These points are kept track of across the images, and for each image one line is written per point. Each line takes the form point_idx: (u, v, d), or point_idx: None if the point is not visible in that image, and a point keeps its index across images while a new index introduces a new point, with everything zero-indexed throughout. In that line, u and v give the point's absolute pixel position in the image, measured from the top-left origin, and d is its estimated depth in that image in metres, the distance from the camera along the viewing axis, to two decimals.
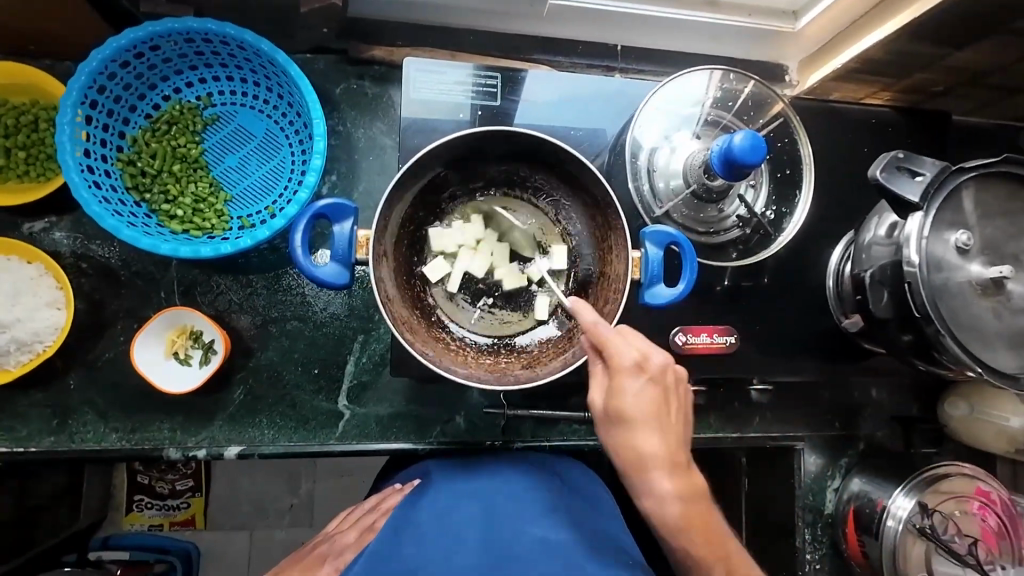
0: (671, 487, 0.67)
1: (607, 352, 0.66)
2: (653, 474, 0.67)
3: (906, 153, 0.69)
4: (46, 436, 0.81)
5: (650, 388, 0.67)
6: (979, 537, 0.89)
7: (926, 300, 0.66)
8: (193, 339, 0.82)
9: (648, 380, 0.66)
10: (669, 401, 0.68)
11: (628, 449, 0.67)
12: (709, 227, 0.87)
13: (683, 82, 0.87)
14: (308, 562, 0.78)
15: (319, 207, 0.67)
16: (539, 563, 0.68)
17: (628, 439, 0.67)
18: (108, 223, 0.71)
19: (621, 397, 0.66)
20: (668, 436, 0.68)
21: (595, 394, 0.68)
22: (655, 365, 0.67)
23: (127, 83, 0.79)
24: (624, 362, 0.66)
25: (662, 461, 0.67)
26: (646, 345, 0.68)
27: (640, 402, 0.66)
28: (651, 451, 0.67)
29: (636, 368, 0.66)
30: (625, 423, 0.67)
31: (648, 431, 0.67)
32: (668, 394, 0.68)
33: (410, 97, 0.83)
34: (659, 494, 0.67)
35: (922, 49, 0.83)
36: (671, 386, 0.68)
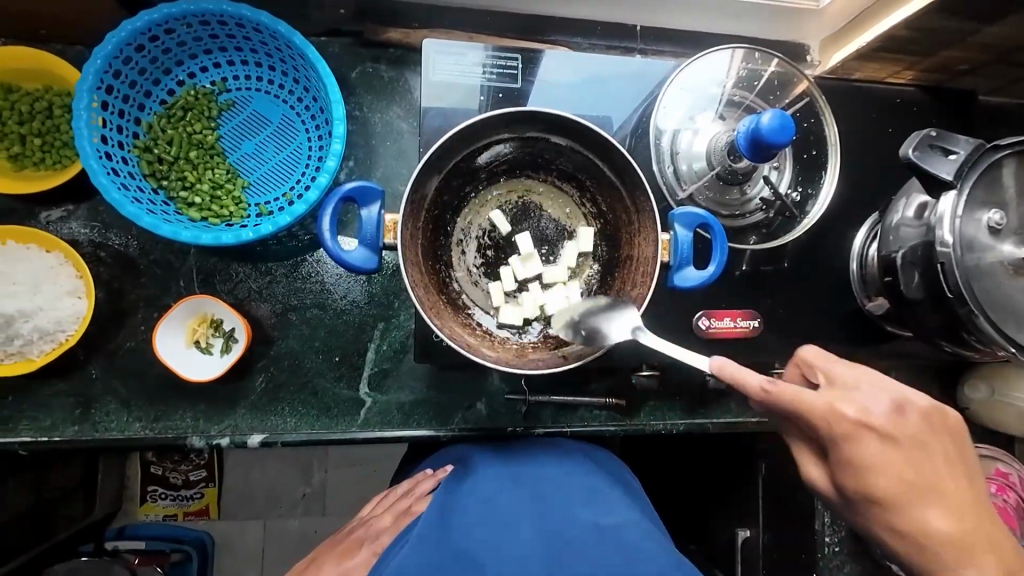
0: (941, 526, 0.58)
1: (807, 413, 0.58)
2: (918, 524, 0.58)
3: (940, 131, 0.67)
4: (69, 426, 0.80)
5: (899, 448, 0.58)
6: (1003, 517, 0.89)
7: (959, 281, 0.66)
8: (214, 327, 0.82)
9: (881, 440, 0.57)
10: (926, 449, 0.59)
11: (880, 515, 0.59)
12: (733, 210, 0.86)
13: (706, 63, 0.85)
14: (345, 548, 0.79)
15: (347, 190, 0.66)
16: (595, 546, 0.69)
17: (894, 524, 0.59)
18: (128, 210, 0.71)
19: (848, 466, 0.59)
20: (948, 502, 0.59)
21: (813, 469, 0.64)
22: (880, 416, 0.58)
23: (142, 67, 0.78)
24: (837, 426, 0.58)
25: (951, 541, 0.58)
26: (870, 398, 0.59)
27: (885, 466, 0.58)
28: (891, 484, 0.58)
29: (860, 428, 0.58)
30: (875, 505, 0.59)
31: (929, 502, 0.59)
32: (925, 442, 0.59)
33: (428, 80, 0.81)
34: (938, 544, 0.58)
35: (952, 26, 0.81)
36: (918, 425, 0.59)
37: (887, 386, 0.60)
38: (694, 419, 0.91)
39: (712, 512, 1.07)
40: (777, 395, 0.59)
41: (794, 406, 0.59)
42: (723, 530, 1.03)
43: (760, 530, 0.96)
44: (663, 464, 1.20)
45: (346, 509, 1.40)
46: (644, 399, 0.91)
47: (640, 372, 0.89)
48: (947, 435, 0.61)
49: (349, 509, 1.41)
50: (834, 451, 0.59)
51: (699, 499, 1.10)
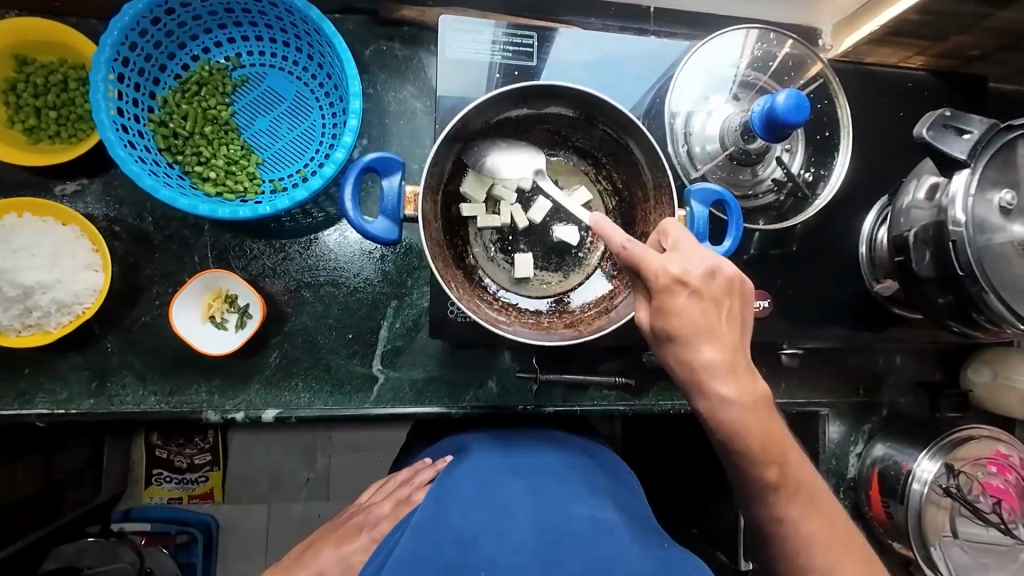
0: (741, 404, 0.62)
1: (654, 269, 0.61)
2: (719, 413, 0.62)
3: (954, 111, 0.68)
4: (86, 399, 0.81)
5: (705, 306, 0.61)
6: (1003, 496, 0.91)
7: (971, 260, 0.67)
8: (229, 303, 0.83)
9: (693, 297, 0.60)
10: (722, 310, 0.62)
11: (676, 355, 0.62)
12: (746, 190, 0.87)
13: (721, 43, 0.86)
14: (344, 533, 0.80)
15: (368, 161, 0.67)
16: (590, 540, 0.64)
17: (713, 407, 0.62)
18: (145, 182, 0.71)
19: (666, 317, 0.61)
20: (727, 346, 0.62)
21: (641, 312, 0.65)
22: (698, 277, 0.61)
23: (158, 41, 0.78)
24: (669, 273, 0.60)
25: (745, 411, 0.62)
26: (711, 255, 0.62)
27: (692, 317, 0.61)
28: (701, 349, 0.61)
29: (677, 283, 0.60)
30: (693, 367, 0.62)
31: (707, 340, 0.61)
32: (721, 303, 0.62)
33: (444, 57, 0.82)
34: (729, 418, 0.61)
35: (966, 9, 0.81)
36: (721, 291, 0.62)
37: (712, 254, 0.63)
38: None
39: (712, 496, 1.09)
40: (637, 253, 0.60)
41: (637, 263, 0.61)
42: (724, 512, 1.04)
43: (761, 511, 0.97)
44: (665, 449, 1.21)
45: (349, 492, 1.42)
46: (654, 378, 0.92)
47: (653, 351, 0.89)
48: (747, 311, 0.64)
49: (352, 494, 1.43)
50: (655, 299, 0.61)
51: (699, 482, 1.12)
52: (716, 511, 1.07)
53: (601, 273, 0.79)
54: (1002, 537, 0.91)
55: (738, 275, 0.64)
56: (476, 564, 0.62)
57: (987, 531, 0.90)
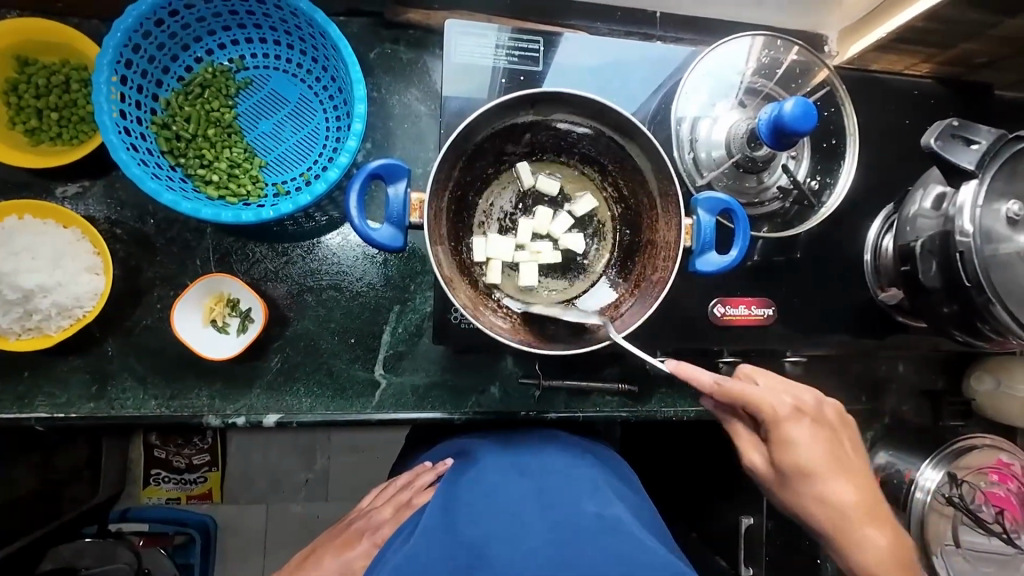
0: (854, 497, 0.71)
1: (760, 404, 0.70)
2: (841, 506, 0.70)
3: (962, 121, 0.68)
4: (86, 403, 0.80)
5: (823, 430, 0.71)
6: (1005, 505, 0.91)
7: (978, 270, 0.67)
8: (230, 307, 0.82)
9: (810, 424, 0.70)
10: (841, 439, 0.73)
11: (818, 498, 0.70)
12: (751, 197, 0.86)
13: (728, 50, 0.85)
14: (346, 539, 0.79)
15: (374, 168, 0.66)
16: (602, 539, 0.64)
17: (822, 497, 0.71)
18: (148, 186, 0.70)
19: (781, 460, 0.71)
20: (860, 485, 0.72)
21: (754, 456, 0.73)
22: (812, 406, 0.73)
23: (161, 42, 0.78)
24: (781, 411, 0.70)
25: (857, 507, 0.70)
26: (796, 390, 0.73)
27: (816, 447, 0.70)
28: (836, 487, 0.70)
29: (798, 412, 0.71)
30: (807, 478, 0.70)
31: (840, 482, 0.71)
32: (839, 432, 0.73)
33: (449, 61, 0.81)
34: (841, 505, 0.70)
35: (973, 17, 0.81)
36: (835, 421, 0.74)
37: (801, 386, 0.75)
38: (705, 406, 0.92)
39: (712, 501, 1.08)
40: (730, 388, 0.70)
41: (738, 397, 0.71)
42: (725, 517, 1.04)
43: (762, 518, 0.97)
44: (666, 454, 1.20)
45: (348, 494, 1.41)
46: (656, 384, 0.91)
47: (654, 358, 0.90)
48: (852, 434, 0.76)
49: (351, 495, 1.42)
50: (773, 430, 0.70)
51: (700, 488, 1.12)
52: (717, 516, 1.06)
53: (606, 280, 0.79)
54: (1004, 546, 0.91)
55: (840, 406, 0.76)
56: (486, 568, 0.61)
57: (989, 540, 0.90)
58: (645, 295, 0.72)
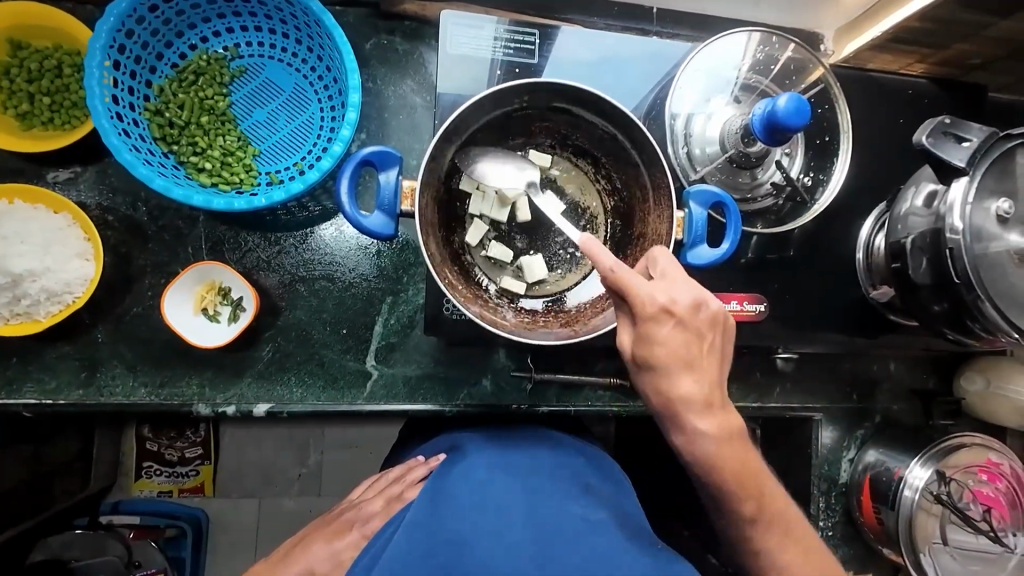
0: (697, 394, 0.64)
1: (633, 296, 0.61)
2: (682, 406, 0.64)
3: (954, 119, 0.68)
4: (75, 390, 0.80)
5: (683, 332, 0.62)
6: (993, 504, 0.91)
7: (967, 267, 0.67)
8: (222, 295, 0.82)
9: (678, 325, 0.62)
10: (703, 343, 0.64)
11: (656, 387, 0.64)
12: (745, 193, 0.86)
13: (724, 45, 0.85)
14: (335, 529, 0.79)
15: (365, 155, 0.66)
16: (585, 541, 0.64)
17: (666, 388, 0.64)
18: (139, 170, 0.70)
19: (644, 346, 0.63)
20: (703, 377, 0.64)
21: (619, 340, 0.66)
22: (685, 307, 0.62)
23: (155, 28, 0.77)
24: (648, 306, 0.61)
25: (697, 405, 0.64)
26: (692, 291, 0.63)
27: (671, 346, 0.62)
28: (678, 381, 0.63)
29: (663, 313, 0.61)
30: (652, 371, 0.64)
31: (684, 375, 0.63)
32: (702, 336, 0.63)
33: (444, 52, 0.81)
34: (683, 401, 0.63)
35: (968, 17, 0.81)
36: (704, 324, 0.63)
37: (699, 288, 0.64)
38: None
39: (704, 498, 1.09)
40: (622, 278, 0.61)
41: (622, 287, 0.62)
42: None
43: None
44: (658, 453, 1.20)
45: (341, 489, 1.41)
46: None
47: None
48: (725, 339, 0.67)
49: (344, 491, 1.42)
50: (638, 325, 0.62)
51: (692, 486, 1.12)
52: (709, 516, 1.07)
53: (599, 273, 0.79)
54: (992, 545, 0.92)
55: (722, 308, 0.66)
56: (469, 565, 0.61)
57: (976, 538, 0.91)
58: None
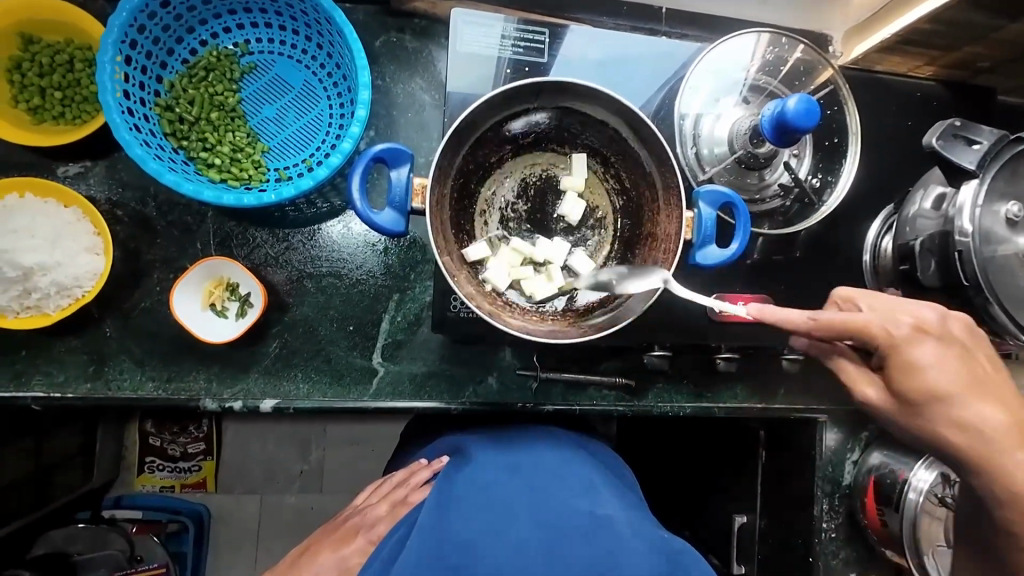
0: (1001, 416, 0.61)
1: (866, 331, 0.61)
2: (966, 409, 0.61)
3: (964, 122, 0.70)
4: (82, 383, 0.80)
5: (953, 351, 0.61)
6: None
7: (975, 269, 0.67)
8: (230, 291, 0.82)
9: (938, 343, 0.60)
10: (971, 354, 0.63)
11: (951, 418, 0.61)
12: (752, 194, 0.86)
13: (734, 45, 0.85)
14: (342, 535, 0.79)
15: (376, 151, 0.66)
16: (591, 540, 0.64)
17: (952, 417, 0.61)
18: (150, 166, 0.70)
19: (919, 375, 0.60)
20: (1006, 402, 0.62)
21: (870, 389, 0.65)
22: (935, 323, 0.62)
23: (166, 24, 0.78)
24: (897, 333, 0.60)
25: (1004, 431, 0.61)
26: (913, 308, 0.63)
27: (941, 370, 0.60)
28: (972, 406, 0.61)
29: (918, 333, 0.61)
30: (941, 401, 0.61)
31: (967, 400, 0.61)
32: (967, 347, 0.62)
33: (454, 51, 0.81)
34: (972, 421, 0.60)
35: (979, 20, 0.81)
36: (962, 335, 0.63)
37: (919, 302, 0.64)
38: (701, 402, 0.93)
39: (709, 500, 1.12)
40: (827, 322, 0.61)
41: (849, 329, 0.61)
42: (719, 515, 1.09)
43: (756, 517, 1.02)
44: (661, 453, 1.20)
45: (344, 487, 1.41)
46: (653, 380, 0.92)
47: (652, 352, 0.90)
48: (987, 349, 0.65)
49: (346, 488, 1.42)
50: (891, 356, 0.61)
51: None
52: (711, 517, 1.10)
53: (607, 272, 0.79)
54: None
55: (969, 320, 0.66)
56: (478, 565, 0.63)
57: None
58: (643, 287, 0.72)
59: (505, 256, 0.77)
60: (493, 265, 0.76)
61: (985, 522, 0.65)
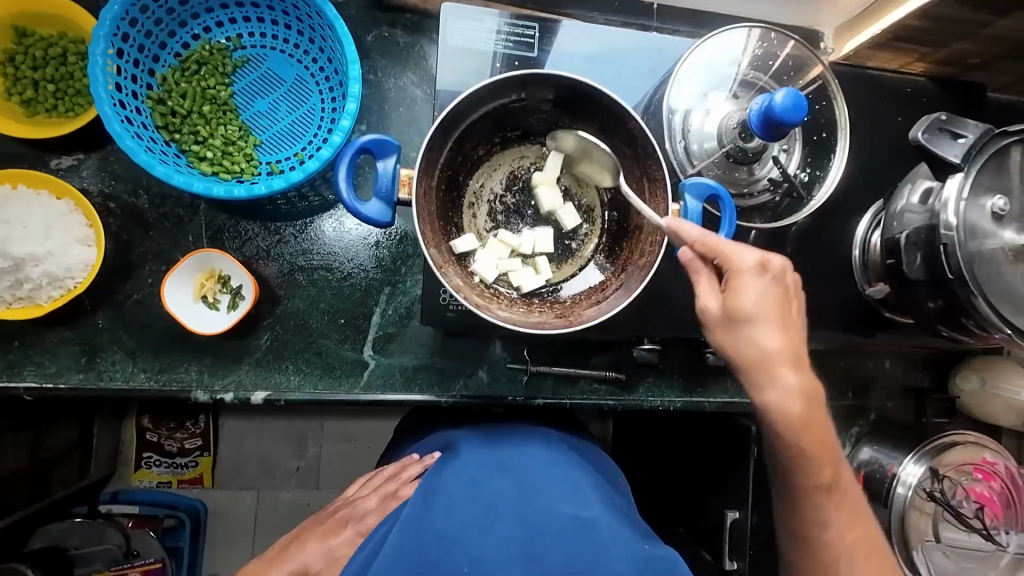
0: (780, 345, 0.65)
1: (730, 258, 0.65)
2: (755, 337, 0.65)
3: (949, 116, 0.70)
4: (75, 374, 0.81)
5: (777, 286, 0.65)
6: (987, 502, 0.92)
7: (961, 264, 0.67)
8: (221, 283, 0.83)
9: (772, 280, 0.64)
10: (789, 300, 0.66)
11: (745, 336, 0.65)
12: (742, 188, 0.87)
13: (723, 41, 0.86)
14: (330, 526, 0.79)
15: (364, 142, 0.67)
16: (573, 542, 0.65)
17: (753, 338, 0.65)
18: (141, 158, 0.70)
19: (743, 296, 0.64)
20: (789, 335, 0.66)
21: (708, 300, 0.66)
22: (773, 264, 0.66)
23: (158, 18, 0.78)
24: (746, 262, 0.64)
25: (784, 358, 0.65)
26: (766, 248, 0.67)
27: (767, 298, 0.64)
28: (755, 330, 0.65)
29: (758, 267, 0.64)
30: (748, 321, 0.65)
31: (771, 328, 0.65)
32: (790, 292, 0.66)
33: (445, 45, 0.82)
34: (772, 348, 0.65)
35: (968, 17, 0.81)
36: (780, 276, 0.65)
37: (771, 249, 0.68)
38: (693, 397, 0.93)
39: (703, 497, 1.07)
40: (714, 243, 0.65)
41: (716, 250, 0.65)
42: (711, 512, 1.04)
43: (748, 512, 0.96)
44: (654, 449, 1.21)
45: (339, 482, 1.42)
46: (644, 373, 0.92)
47: (642, 346, 0.90)
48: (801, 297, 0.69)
49: (342, 483, 1.43)
50: (732, 278, 0.64)
51: (687, 484, 1.12)
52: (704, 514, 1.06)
53: (595, 264, 0.80)
54: (984, 543, 0.92)
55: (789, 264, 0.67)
56: (458, 562, 0.62)
57: (969, 536, 0.92)
58: (630, 279, 0.72)
59: (494, 247, 0.78)
60: (482, 254, 0.77)
61: (799, 482, 0.70)
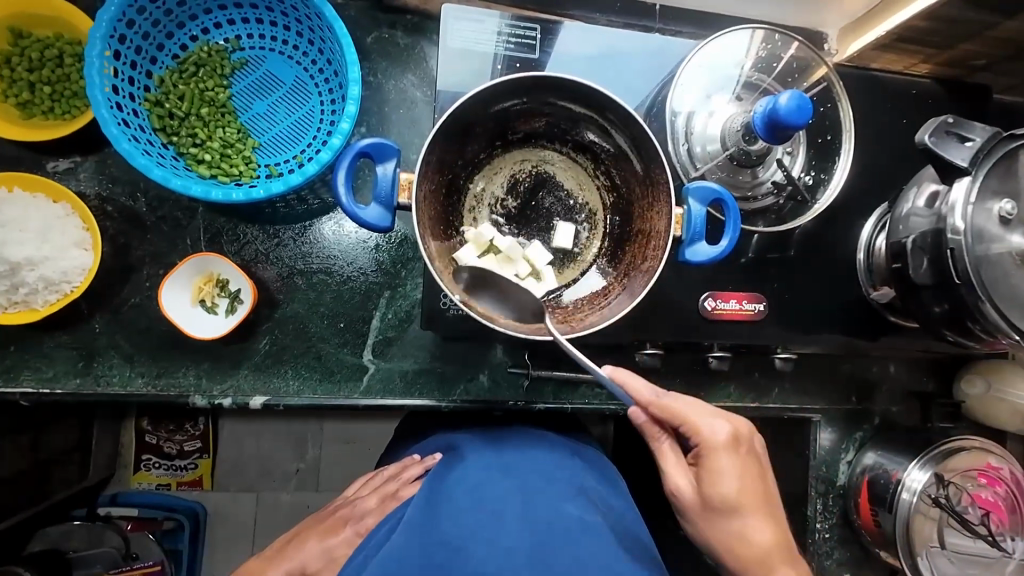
0: (766, 533, 0.71)
1: (696, 431, 0.70)
2: (742, 523, 0.71)
3: (957, 118, 0.68)
4: (71, 378, 0.80)
5: (745, 458, 0.71)
6: (992, 508, 0.91)
7: (968, 268, 0.66)
8: (220, 287, 0.82)
9: (741, 454, 0.70)
10: (763, 477, 0.73)
11: (727, 525, 0.71)
12: (745, 191, 0.86)
13: (726, 43, 0.85)
14: (330, 525, 0.79)
15: (363, 146, 0.66)
16: (578, 545, 0.64)
17: (740, 530, 0.71)
18: (138, 160, 0.70)
19: (717, 484, 0.70)
20: (772, 521, 0.72)
21: (680, 480, 0.72)
22: (740, 438, 0.72)
23: (156, 19, 0.77)
24: (716, 438, 0.70)
25: (775, 548, 0.71)
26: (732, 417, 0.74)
27: (741, 480, 0.70)
28: (742, 519, 0.71)
29: (727, 445, 0.70)
30: (729, 513, 0.71)
31: (750, 515, 0.71)
32: (756, 460, 0.72)
33: (445, 46, 0.81)
34: (756, 533, 0.71)
35: (974, 18, 0.81)
36: (745, 453, 0.71)
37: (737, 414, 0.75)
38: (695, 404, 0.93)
39: None
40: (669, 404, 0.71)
41: (677, 416, 0.71)
42: None
43: None
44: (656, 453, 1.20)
45: (339, 485, 1.41)
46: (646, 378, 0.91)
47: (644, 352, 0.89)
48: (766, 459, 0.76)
49: (341, 486, 1.42)
50: (705, 458, 0.70)
51: None
52: None
53: (596, 269, 0.79)
54: (988, 549, 0.91)
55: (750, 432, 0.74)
56: (463, 564, 0.61)
57: (974, 542, 0.91)
58: (633, 285, 0.71)
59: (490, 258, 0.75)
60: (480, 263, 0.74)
61: None
